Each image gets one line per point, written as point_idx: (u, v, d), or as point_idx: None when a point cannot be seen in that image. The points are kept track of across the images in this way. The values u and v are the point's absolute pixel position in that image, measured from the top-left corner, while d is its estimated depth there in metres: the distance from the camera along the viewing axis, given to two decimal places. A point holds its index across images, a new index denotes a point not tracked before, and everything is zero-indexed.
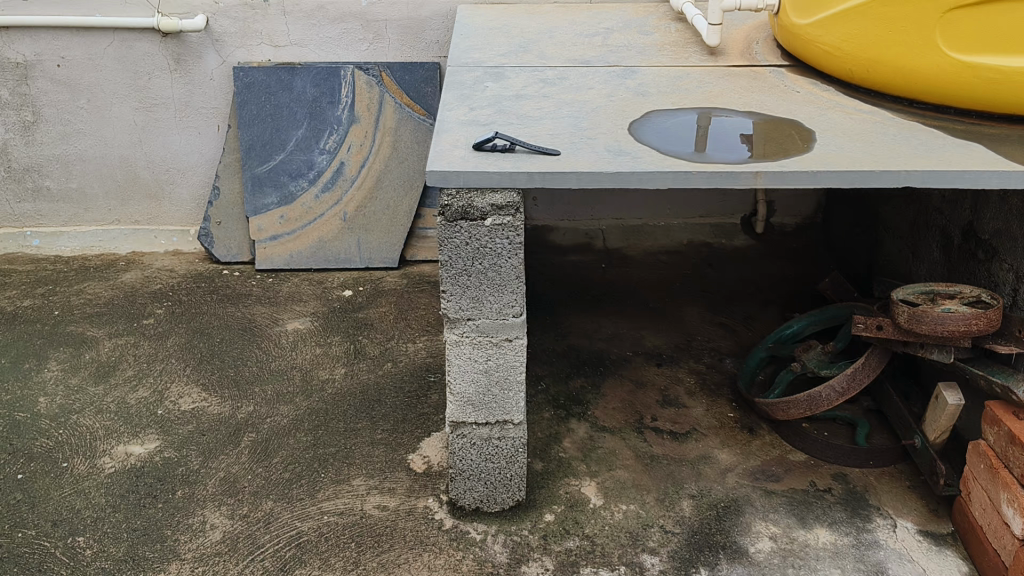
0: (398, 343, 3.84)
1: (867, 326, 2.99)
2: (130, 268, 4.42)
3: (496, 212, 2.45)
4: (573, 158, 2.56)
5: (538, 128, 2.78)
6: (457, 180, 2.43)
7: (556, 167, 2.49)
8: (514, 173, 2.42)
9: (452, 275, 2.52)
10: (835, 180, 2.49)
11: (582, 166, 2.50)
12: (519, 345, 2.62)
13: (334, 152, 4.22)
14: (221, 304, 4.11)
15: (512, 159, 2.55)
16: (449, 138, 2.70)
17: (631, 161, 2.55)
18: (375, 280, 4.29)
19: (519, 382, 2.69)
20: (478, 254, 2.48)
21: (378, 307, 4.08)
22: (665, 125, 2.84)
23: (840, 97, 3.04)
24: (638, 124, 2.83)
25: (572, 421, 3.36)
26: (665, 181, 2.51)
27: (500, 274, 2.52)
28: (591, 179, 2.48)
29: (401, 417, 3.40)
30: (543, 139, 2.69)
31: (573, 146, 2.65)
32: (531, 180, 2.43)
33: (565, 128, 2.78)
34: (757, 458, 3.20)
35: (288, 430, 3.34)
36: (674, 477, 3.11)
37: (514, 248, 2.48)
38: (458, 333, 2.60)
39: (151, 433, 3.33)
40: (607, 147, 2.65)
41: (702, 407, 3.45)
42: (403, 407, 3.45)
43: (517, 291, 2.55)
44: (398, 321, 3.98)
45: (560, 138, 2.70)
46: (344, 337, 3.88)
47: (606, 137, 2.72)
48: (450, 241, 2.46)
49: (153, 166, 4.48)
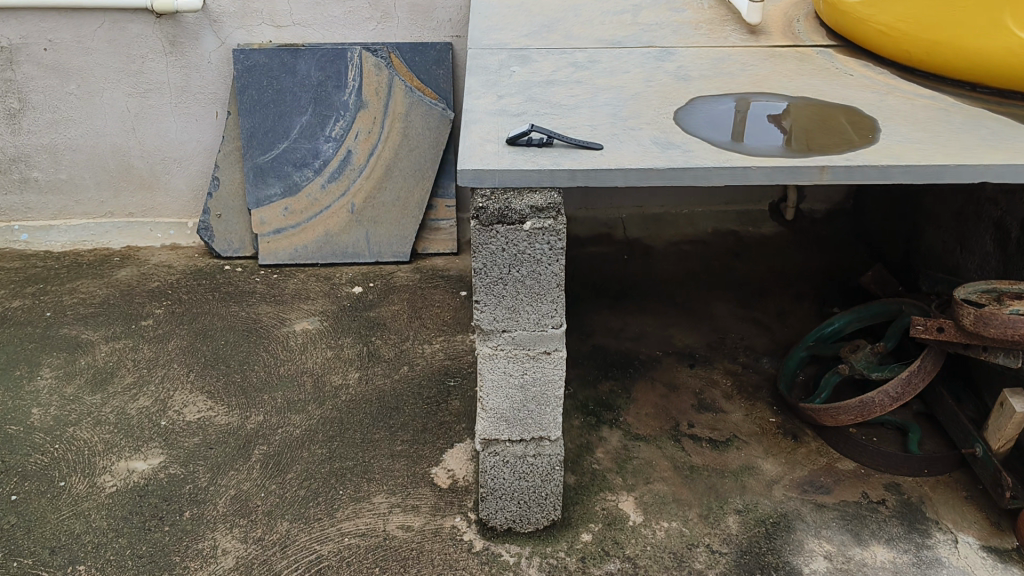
0: (413, 344, 3.61)
1: (927, 328, 2.78)
2: (125, 264, 4.17)
3: (536, 215, 2.22)
4: (615, 153, 2.33)
5: (573, 119, 2.53)
6: (492, 180, 2.22)
7: (600, 164, 2.27)
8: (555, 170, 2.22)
9: (487, 283, 2.29)
10: (907, 176, 2.27)
11: (627, 163, 2.28)
12: (559, 358, 2.41)
13: (340, 140, 3.98)
14: (223, 303, 3.87)
15: (551, 155, 2.32)
16: (477, 131, 2.47)
17: (680, 156, 2.32)
18: (386, 275, 4.06)
19: (557, 397, 2.47)
20: (516, 261, 2.26)
21: (390, 305, 3.85)
22: (712, 113, 2.60)
23: (896, 80, 2.81)
24: (681, 112, 2.60)
25: (604, 429, 3.16)
26: (719, 177, 2.28)
27: (539, 283, 2.29)
28: (637, 178, 2.26)
29: (420, 426, 3.19)
30: (581, 131, 2.46)
31: (614, 138, 2.41)
32: (574, 178, 2.22)
33: (604, 118, 2.54)
34: (803, 467, 3.01)
35: (301, 441, 3.12)
36: (717, 491, 2.91)
37: (556, 254, 2.25)
38: (492, 346, 2.38)
39: (154, 448, 3.12)
40: (653, 139, 2.42)
41: (741, 411, 3.25)
42: (423, 415, 3.24)
43: (557, 300, 2.32)
44: (413, 320, 3.76)
45: (599, 129, 2.47)
46: (355, 338, 3.65)
47: (648, 127, 2.48)
48: (485, 247, 2.23)
49: (147, 155, 4.22)
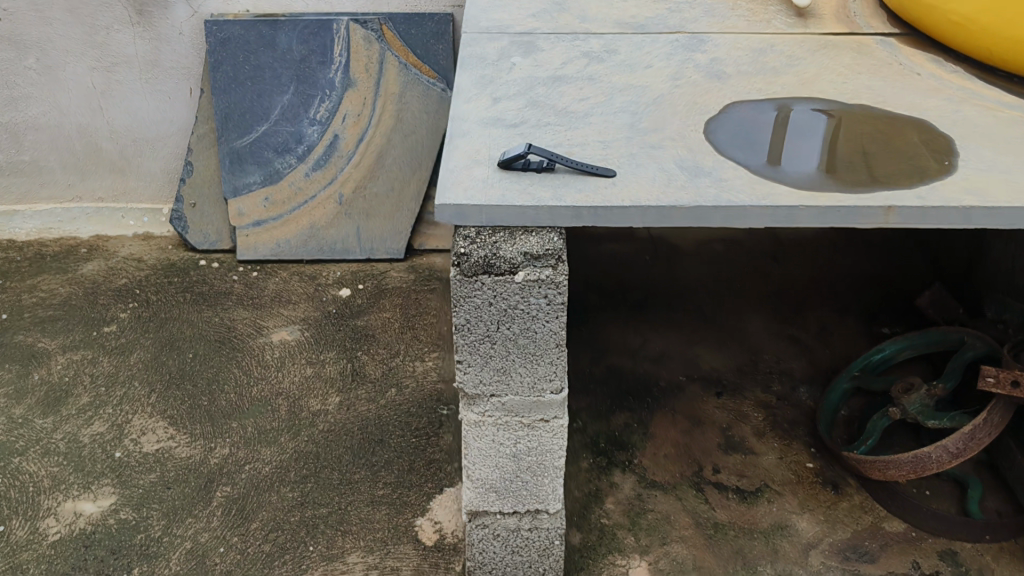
0: (404, 361, 3.22)
1: (998, 380, 2.40)
2: (93, 257, 3.78)
3: (530, 263, 1.79)
4: (632, 182, 1.89)
5: (580, 132, 2.08)
6: (478, 217, 1.83)
7: (612, 199, 1.83)
8: (556, 207, 1.81)
9: (470, 341, 1.87)
10: (994, 221, 1.81)
11: (645, 196, 1.84)
12: (558, 427, 1.99)
13: (326, 123, 3.57)
14: (196, 307, 3.49)
15: (552, 185, 1.88)
16: (463, 147, 2.02)
17: (713, 188, 1.87)
18: (378, 275, 3.66)
19: (557, 469, 2.07)
20: (505, 317, 1.84)
21: (380, 312, 3.46)
22: (750, 125, 2.13)
23: (975, 82, 2.32)
24: (714, 123, 2.13)
25: (616, 473, 2.78)
26: (760, 217, 1.83)
27: (534, 342, 1.87)
28: (660, 216, 1.83)
29: (406, 466, 2.82)
30: (588, 150, 2.00)
31: (630, 161, 1.96)
32: (579, 217, 1.82)
33: (619, 130, 2.08)
34: (846, 529, 2.62)
35: (271, 482, 2.76)
36: (744, 556, 2.53)
37: (554, 310, 1.83)
38: (478, 412, 1.98)
39: (106, 485, 2.77)
40: (679, 161, 1.96)
41: (773, 454, 2.85)
42: (409, 452, 2.87)
43: (557, 361, 1.90)
44: (404, 331, 3.36)
45: (613, 147, 2.02)
46: (340, 353, 3.27)
47: (672, 144, 2.03)
48: (468, 300, 1.82)
49: (116, 136, 3.81)
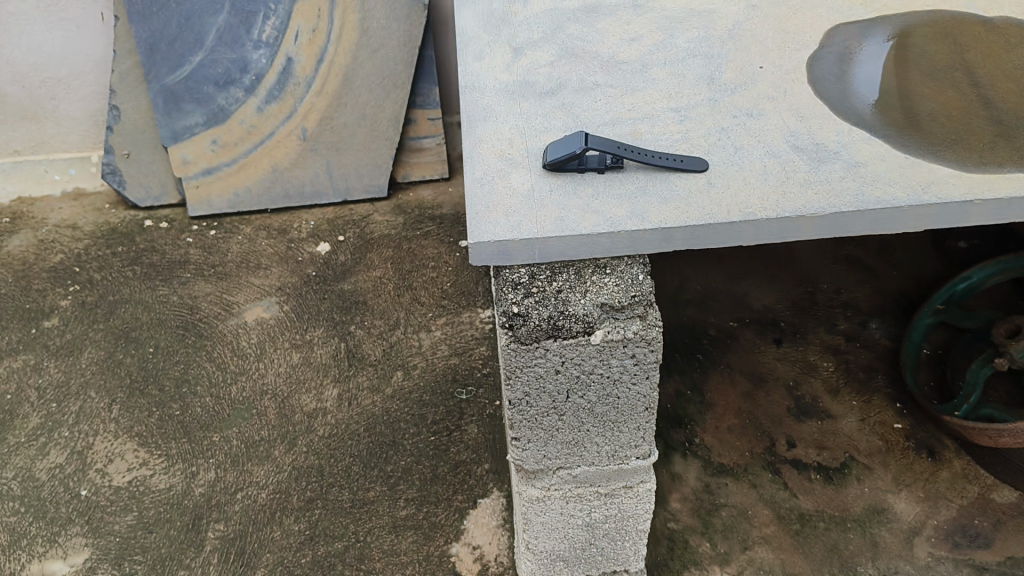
0: (406, 334, 2.75)
1: None
2: (18, 228, 3.19)
3: (609, 318, 1.29)
4: (732, 178, 1.37)
5: (642, 96, 1.53)
6: (527, 254, 1.31)
7: (714, 210, 1.32)
8: (638, 234, 1.30)
9: (530, 415, 1.39)
10: None
11: (757, 202, 1.33)
12: (646, 492, 1.55)
13: (274, 44, 2.91)
14: (148, 284, 2.95)
15: (625, 193, 1.36)
16: (486, 137, 1.47)
17: (847, 180, 1.35)
18: (359, 220, 3.14)
19: (642, 532, 1.64)
20: (578, 385, 1.35)
21: (368, 271, 2.95)
22: (866, 67, 1.58)
23: None
24: (819, 67, 1.57)
25: (676, 460, 2.37)
26: (918, 219, 1.32)
27: (616, 408, 1.39)
28: (778, 231, 1.32)
29: (429, 475, 2.38)
30: (660, 128, 1.47)
31: (722, 143, 1.43)
32: (669, 241, 1.32)
33: (694, 88, 1.54)
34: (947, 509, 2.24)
35: (272, 512, 2.31)
36: (841, 555, 2.14)
37: (644, 371, 1.34)
38: (541, 487, 1.52)
39: (76, 535, 2.29)
40: (789, 137, 1.43)
41: (854, 416, 2.46)
42: (430, 454, 2.43)
43: (645, 426, 1.43)
44: (401, 295, 2.87)
45: (692, 121, 1.48)
46: (328, 329, 2.77)
47: (771, 106, 1.49)
48: (526, 370, 1.32)
49: (20, 77, 3.13)
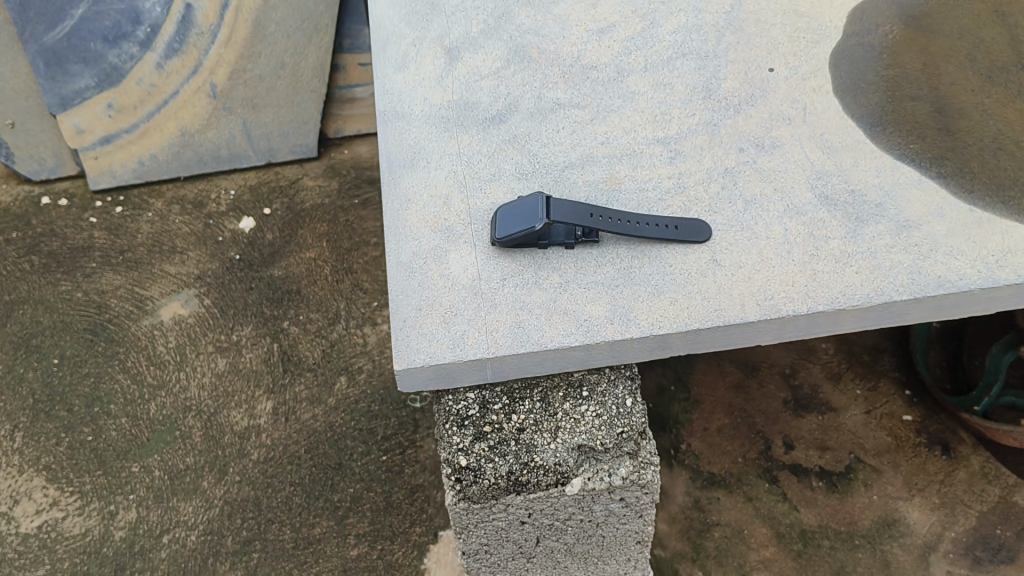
0: (349, 330, 1.82)
1: None
2: None
3: (589, 462, 0.95)
4: (744, 251, 1.03)
5: (619, 119, 1.16)
6: (476, 374, 0.98)
7: (724, 304, 0.99)
8: (626, 347, 0.98)
9: (493, 560, 1.08)
10: None
11: (781, 289, 1.00)
12: None
13: None
14: (46, 277, 1.93)
15: (602, 279, 1.02)
16: (414, 194, 1.10)
17: (897, 250, 1.02)
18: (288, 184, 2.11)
19: None
20: (551, 531, 1.03)
21: (304, 243, 1.99)
22: (906, 67, 1.21)
23: None
24: (845, 72, 1.20)
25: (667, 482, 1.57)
26: (989, 302, 1.01)
27: (600, 547, 1.09)
28: (808, 326, 1.00)
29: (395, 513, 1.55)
30: (645, 171, 1.11)
31: (728, 194, 1.09)
32: (666, 349, 0.99)
33: (686, 105, 1.17)
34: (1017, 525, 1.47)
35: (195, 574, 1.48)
36: None
37: (635, 514, 1.02)
38: None
39: None
40: (816, 185, 1.09)
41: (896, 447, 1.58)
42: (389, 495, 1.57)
43: (638, 557, 1.13)
44: (341, 270, 1.93)
45: (686, 159, 1.12)
46: (258, 326, 1.83)
47: (788, 132, 1.14)
48: (483, 525, 0.99)
49: None
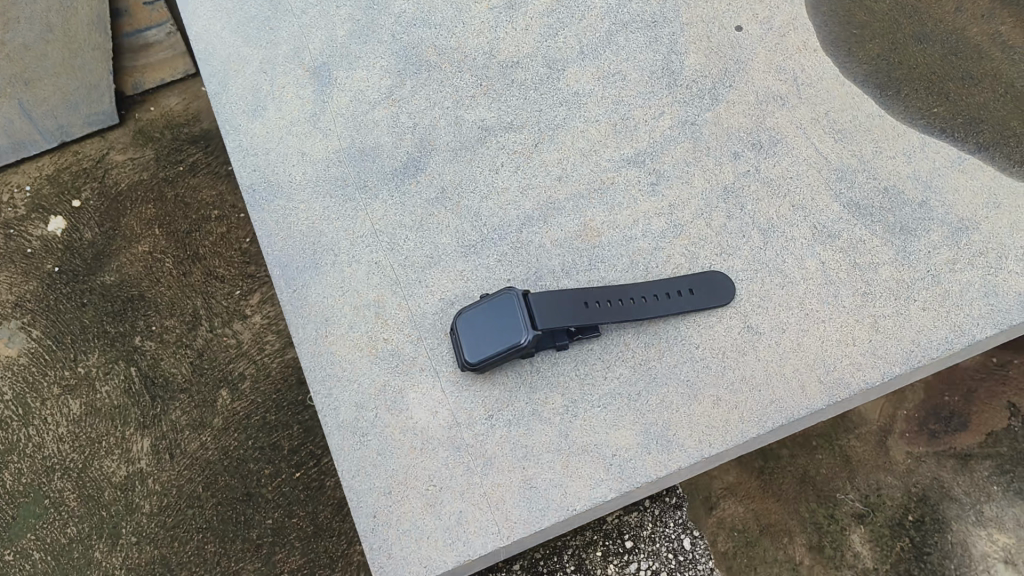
0: (218, 310, 1.23)
1: None
2: None
3: None
4: (780, 308, 0.80)
5: (571, 138, 0.88)
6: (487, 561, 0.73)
7: (779, 392, 0.77)
8: (672, 476, 0.75)
9: None
10: None
11: (840, 355, 0.79)
12: None
13: None
14: None
15: (617, 389, 0.77)
16: (332, 310, 0.80)
17: (961, 267, 0.82)
18: (94, 142, 1.38)
19: None
20: None
21: (129, 193, 1.33)
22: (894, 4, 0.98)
23: None
24: (828, 18, 0.95)
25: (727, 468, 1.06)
26: None
27: None
28: (878, 392, 0.80)
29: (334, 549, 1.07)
30: (627, 212, 0.85)
31: (738, 224, 0.84)
32: (719, 462, 0.77)
33: (649, 102, 0.90)
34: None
35: None
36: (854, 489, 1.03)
37: None
38: None
39: None
40: (844, 188, 0.85)
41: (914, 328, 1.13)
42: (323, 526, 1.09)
43: None
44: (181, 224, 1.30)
45: (672, 182, 0.86)
46: (107, 347, 1.21)
47: (786, 119, 0.88)
48: None
49: None
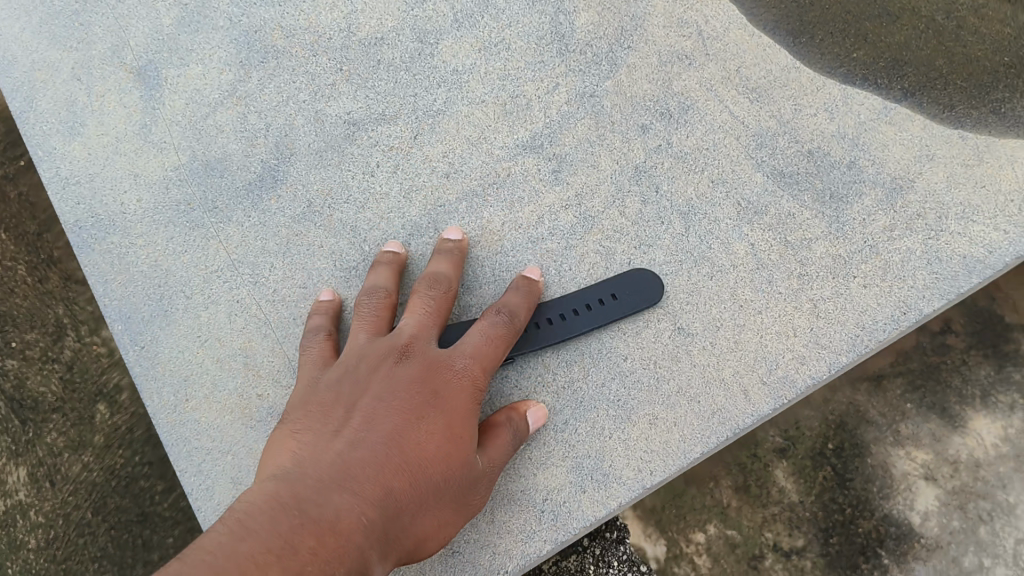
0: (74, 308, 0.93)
1: None
2: None
3: None
4: (711, 301, 0.71)
5: (455, 125, 0.76)
6: None
7: (718, 401, 0.68)
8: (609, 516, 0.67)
9: None
10: None
11: (781, 348, 0.70)
12: None
13: None
14: None
15: (539, 424, 0.68)
16: (190, 368, 0.68)
17: (901, 232, 0.73)
18: None
19: None
20: None
21: None
22: None
23: None
24: None
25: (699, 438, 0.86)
26: None
27: None
28: None
29: None
30: (529, 208, 0.74)
31: (655, 208, 0.74)
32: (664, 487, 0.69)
33: (539, 73, 0.78)
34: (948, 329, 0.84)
35: None
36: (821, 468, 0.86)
37: None
38: None
39: None
40: (767, 154, 0.76)
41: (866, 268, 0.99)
42: None
43: None
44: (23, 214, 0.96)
45: (575, 167, 0.75)
46: None
47: (695, 80, 0.78)
48: None
49: None
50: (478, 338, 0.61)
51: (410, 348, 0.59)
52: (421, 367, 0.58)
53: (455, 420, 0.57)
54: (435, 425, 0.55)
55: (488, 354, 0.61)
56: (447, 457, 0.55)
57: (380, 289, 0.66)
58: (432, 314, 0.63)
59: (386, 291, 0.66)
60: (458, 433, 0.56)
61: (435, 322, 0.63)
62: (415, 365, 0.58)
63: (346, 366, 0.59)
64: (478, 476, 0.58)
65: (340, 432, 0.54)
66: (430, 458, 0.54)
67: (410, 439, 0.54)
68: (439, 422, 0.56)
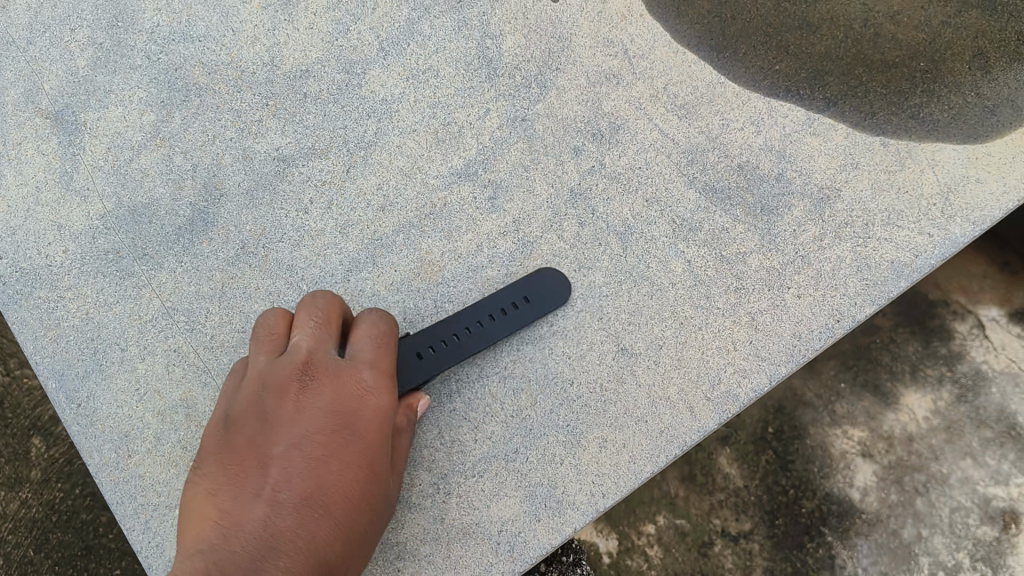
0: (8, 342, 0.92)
1: None
2: None
3: None
4: (652, 321, 0.73)
5: (388, 155, 0.75)
6: None
7: (666, 420, 0.70)
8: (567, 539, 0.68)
9: None
10: None
11: (723, 363, 0.72)
12: None
13: None
14: None
15: (492, 454, 0.69)
16: (133, 422, 0.68)
17: (830, 242, 0.75)
18: None
19: None
20: None
21: None
22: None
23: None
24: None
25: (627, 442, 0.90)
26: None
27: None
28: None
29: None
30: (466, 236, 0.74)
31: (592, 230, 0.75)
32: None
33: (469, 98, 0.77)
34: None
35: None
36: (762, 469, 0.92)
37: None
38: None
39: None
40: (699, 169, 0.77)
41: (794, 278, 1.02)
42: None
43: None
44: None
45: (511, 193, 0.75)
46: None
47: (624, 98, 0.78)
48: None
49: None
50: (371, 351, 0.60)
51: (310, 370, 0.57)
52: (324, 391, 0.56)
53: (365, 442, 0.56)
54: (350, 455, 0.55)
55: (383, 364, 0.60)
56: (363, 482, 0.55)
57: (269, 312, 0.63)
58: (322, 325, 0.61)
59: (278, 308, 0.64)
60: (371, 452, 0.56)
61: (330, 337, 0.61)
62: (317, 390, 0.56)
63: (250, 398, 0.57)
64: (390, 487, 0.58)
65: (260, 493, 0.53)
66: (353, 488, 0.54)
67: (330, 475, 0.53)
68: (352, 451, 0.55)
